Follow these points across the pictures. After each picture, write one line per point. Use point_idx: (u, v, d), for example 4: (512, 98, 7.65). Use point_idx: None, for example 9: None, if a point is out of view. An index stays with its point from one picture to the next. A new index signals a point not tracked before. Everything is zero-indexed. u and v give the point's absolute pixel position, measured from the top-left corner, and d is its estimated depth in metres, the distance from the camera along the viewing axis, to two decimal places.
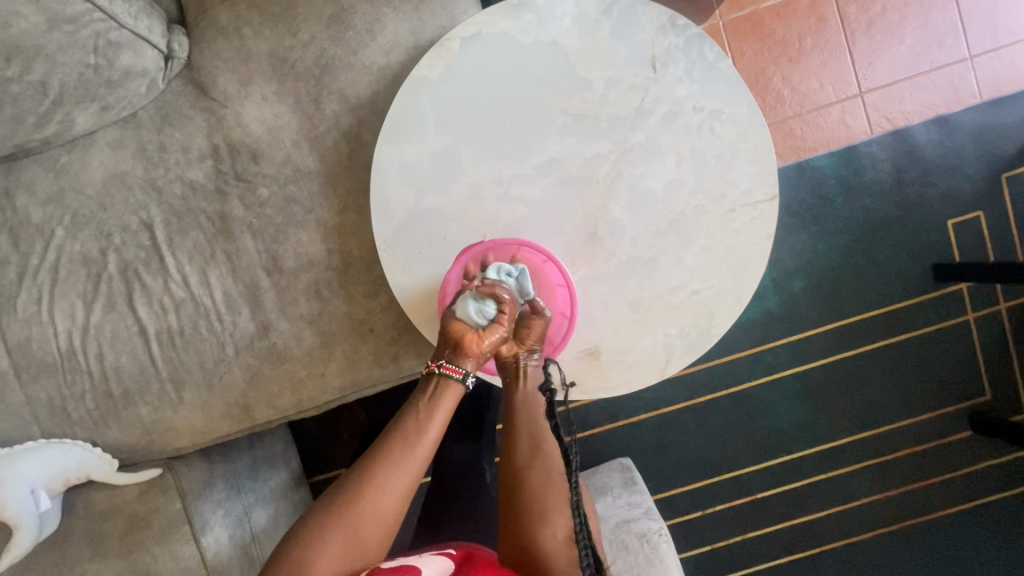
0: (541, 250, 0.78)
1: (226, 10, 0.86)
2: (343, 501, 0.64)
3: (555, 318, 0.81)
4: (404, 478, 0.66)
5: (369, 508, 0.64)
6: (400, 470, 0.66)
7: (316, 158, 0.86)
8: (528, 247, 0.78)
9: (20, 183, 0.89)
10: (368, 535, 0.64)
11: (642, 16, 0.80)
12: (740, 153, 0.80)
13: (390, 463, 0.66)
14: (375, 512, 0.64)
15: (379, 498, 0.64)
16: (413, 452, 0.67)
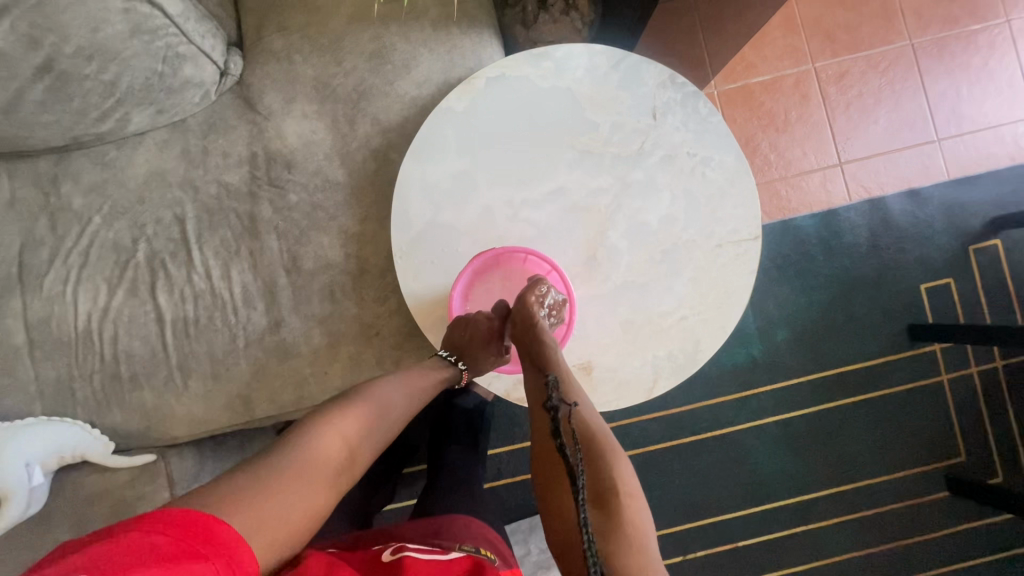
0: (547, 261, 0.86)
1: (280, 38, 0.96)
2: (373, 398, 0.75)
3: (557, 327, 0.86)
4: (425, 391, 0.83)
5: (403, 402, 0.78)
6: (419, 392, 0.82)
7: (344, 172, 0.94)
8: (534, 257, 0.87)
9: (67, 172, 0.96)
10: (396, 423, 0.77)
11: (646, 72, 0.91)
12: (727, 197, 0.90)
13: (420, 379, 0.83)
14: (402, 409, 0.78)
15: (403, 401, 0.79)
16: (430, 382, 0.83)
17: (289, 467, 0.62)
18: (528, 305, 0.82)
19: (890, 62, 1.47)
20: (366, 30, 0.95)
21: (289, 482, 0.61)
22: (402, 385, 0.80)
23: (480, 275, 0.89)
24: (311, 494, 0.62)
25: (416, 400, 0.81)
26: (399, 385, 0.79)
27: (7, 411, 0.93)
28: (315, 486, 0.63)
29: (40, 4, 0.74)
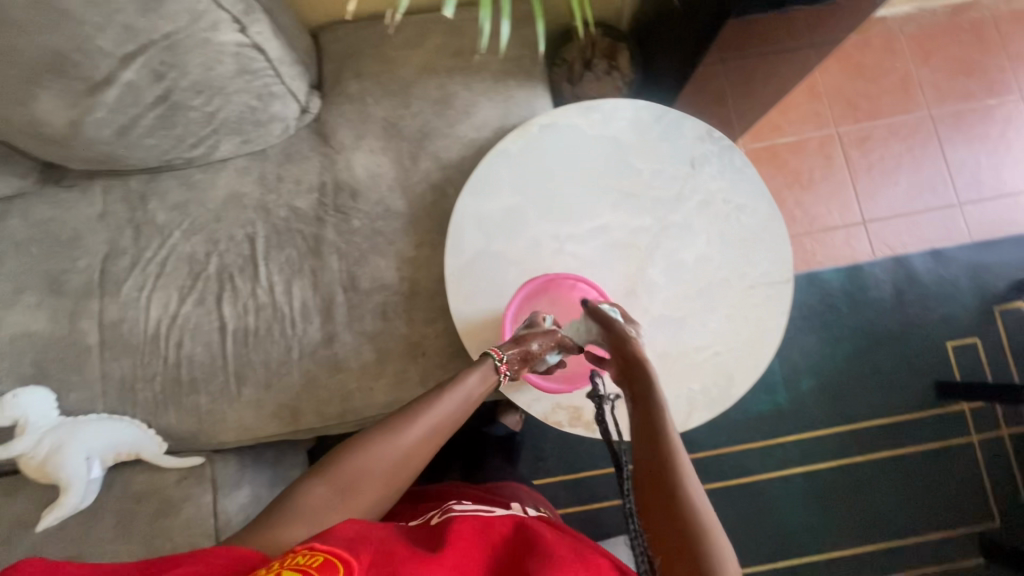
0: (595, 287, 0.92)
1: (356, 82, 1.08)
2: (380, 426, 0.76)
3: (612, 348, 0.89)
4: (456, 407, 0.79)
5: (426, 422, 0.76)
6: (434, 416, 0.77)
7: (404, 202, 1.03)
8: (583, 283, 0.92)
9: (154, 190, 1.06)
10: (422, 446, 0.76)
11: (686, 126, 0.99)
12: (760, 241, 0.96)
13: (447, 396, 0.78)
14: (428, 431, 0.76)
15: (423, 424, 0.76)
16: (443, 404, 0.77)
17: (302, 493, 0.70)
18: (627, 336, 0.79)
19: (910, 130, 1.56)
20: (433, 79, 1.06)
21: (297, 508, 0.69)
22: (406, 419, 0.76)
23: (530, 300, 0.92)
24: (311, 520, 0.69)
25: (444, 419, 0.77)
26: (423, 406, 0.77)
27: (72, 406, 0.99)
28: (321, 510, 0.69)
29: (171, 46, 0.79)
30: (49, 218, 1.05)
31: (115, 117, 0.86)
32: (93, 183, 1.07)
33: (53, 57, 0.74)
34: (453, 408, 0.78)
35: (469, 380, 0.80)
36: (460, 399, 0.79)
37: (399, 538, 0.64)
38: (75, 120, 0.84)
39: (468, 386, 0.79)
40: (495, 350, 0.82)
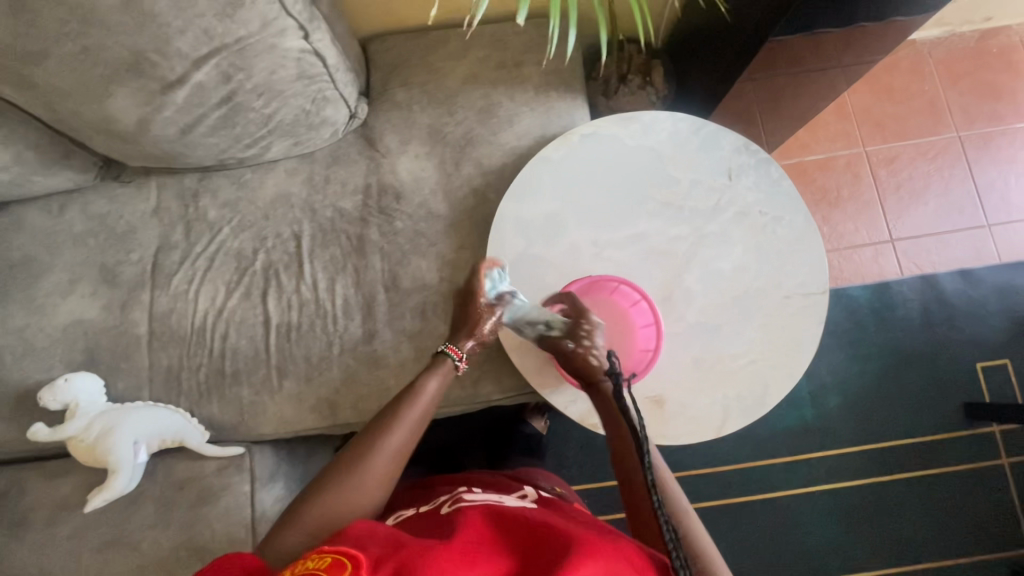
0: (638, 289, 0.91)
1: (402, 90, 1.12)
2: (355, 448, 0.78)
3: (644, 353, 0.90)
4: (422, 409, 0.83)
5: (398, 430, 0.80)
6: (408, 423, 0.81)
7: (446, 206, 1.06)
8: (624, 286, 0.91)
9: (207, 188, 1.10)
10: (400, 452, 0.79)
11: (724, 139, 1.02)
12: (796, 252, 0.97)
13: (411, 402, 0.83)
14: (401, 437, 0.79)
15: (395, 432, 0.79)
16: (412, 410, 0.81)
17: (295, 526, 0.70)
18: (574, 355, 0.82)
19: (938, 151, 1.58)
20: (477, 89, 1.10)
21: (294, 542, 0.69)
22: (379, 435, 0.79)
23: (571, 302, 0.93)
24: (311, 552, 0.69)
25: (414, 422, 0.82)
26: (390, 415, 0.81)
27: (119, 393, 1.02)
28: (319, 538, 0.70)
29: (241, 49, 0.83)
30: (106, 212, 1.10)
31: (181, 116, 0.90)
32: (148, 180, 1.11)
33: (134, 57, 0.78)
34: (423, 412, 0.83)
35: (431, 385, 0.85)
36: (424, 403, 0.84)
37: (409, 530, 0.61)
38: (144, 117, 0.88)
39: (430, 390, 0.84)
40: (453, 350, 0.88)
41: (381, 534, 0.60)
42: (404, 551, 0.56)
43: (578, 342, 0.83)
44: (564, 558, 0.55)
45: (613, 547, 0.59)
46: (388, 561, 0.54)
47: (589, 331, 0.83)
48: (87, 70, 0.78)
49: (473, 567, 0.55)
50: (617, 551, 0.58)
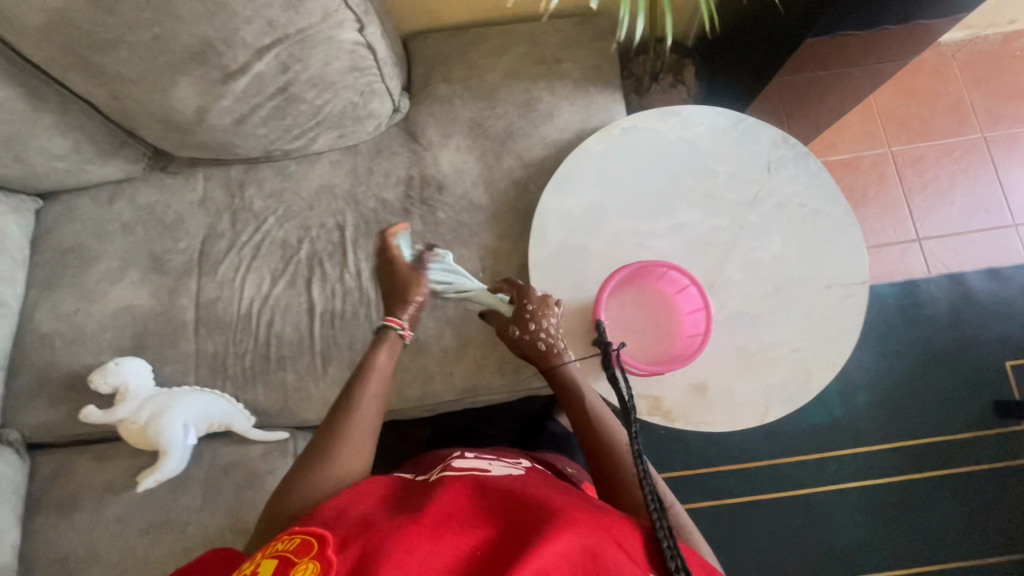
0: (689, 275, 0.92)
1: (444, 86, 1.15)
2: (319, 441, 0.75)
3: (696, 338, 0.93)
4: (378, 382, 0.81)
5: (358, 410, 0.77)
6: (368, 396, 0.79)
7: (488, 197, 1.08)
8: (676, 270, 0.93)
9: (253, 179, 1.13)
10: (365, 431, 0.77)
11: (763, 132, 1.04)
12: (836, 243, 0.98)
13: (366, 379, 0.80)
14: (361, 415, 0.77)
15: (356, 412, 0.77)
16: (369, 386, 0.80)
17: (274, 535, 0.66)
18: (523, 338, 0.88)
19: (963, 152, 1.59)
20: (518, 84, 1.13)
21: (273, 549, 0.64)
22: (342, 420, 0.76)
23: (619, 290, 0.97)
24: None
25: (372, 396, 0.80)
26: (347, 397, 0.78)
27: (166, 378, 1.04)
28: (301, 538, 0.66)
29: (302, 40, 0.86)
30: (154, 201, 1.12)
31: (239, 105, 0.93)
32: (195, 171, 1.14)
33: (201, 45, 0.81)
34: (381, 386, 0.81)
35: (382, 359, 0.83)
36: (379, 376, 0.82)
37: (386, 512, 0.62)
38: (203, 106, 0.91)
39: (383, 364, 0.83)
40: (393, 321, 0.86)
41: (352, 517, 0.61)
42: (372, 533, 0.57)
43: (522, 328, 0.88)
44: (537, 532, 0.55)
45: (591, 517, 0.59)
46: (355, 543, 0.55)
47: (534, 313, 0.88)
48: (156, 58, 0.81)
49: (443, 540, 0.55)
50: (594, 523, 0.57)
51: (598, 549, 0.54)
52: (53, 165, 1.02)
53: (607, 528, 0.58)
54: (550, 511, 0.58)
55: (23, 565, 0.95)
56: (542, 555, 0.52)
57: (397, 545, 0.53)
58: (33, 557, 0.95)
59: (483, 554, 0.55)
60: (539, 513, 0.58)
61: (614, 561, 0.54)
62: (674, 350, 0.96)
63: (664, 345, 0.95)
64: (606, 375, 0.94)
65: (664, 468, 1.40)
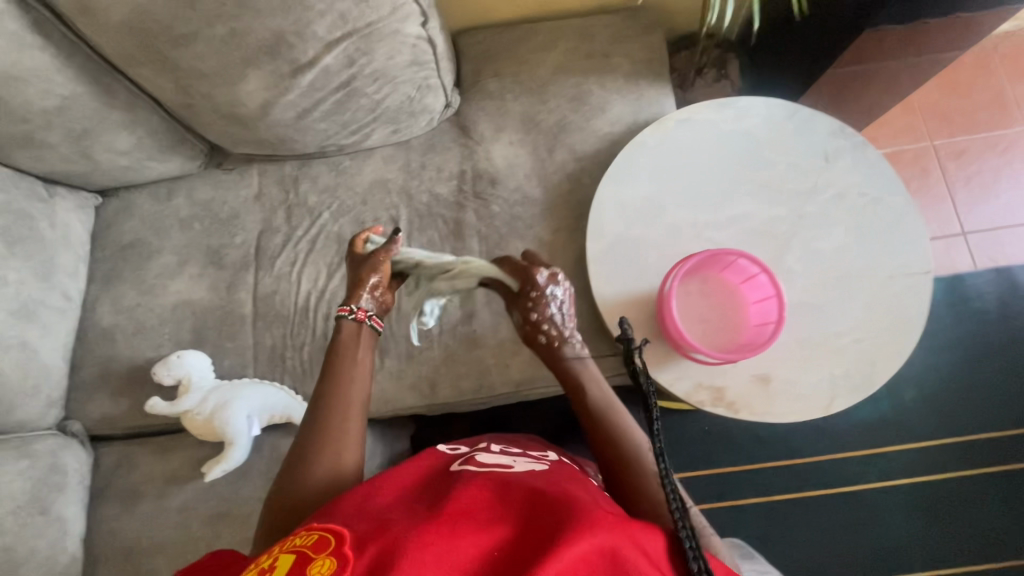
0: (757, 262, 0.91)
1: (495, 81, 1.15)
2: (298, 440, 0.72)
3: (770, 327, 0.90)
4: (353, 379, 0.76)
5: (332, 405, 0.73)
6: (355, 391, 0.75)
7: (541, 190, 1.09)
8: (746, 258, 0.91)
9: (307, 175, 1.14)
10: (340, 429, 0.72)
11: (820, 123, 1.03)
12: (898, 232, 0.98)
13: (340, 375, 0.76)
14: (337, 412, 0.72)
15: (328, 410, 0.72)
16: (343, 383, 0.75)
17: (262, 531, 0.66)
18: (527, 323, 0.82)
19: (1007, 145, 1.57)
20: (568, 78, 1.13)
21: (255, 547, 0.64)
22: (318, 416, 0.72)
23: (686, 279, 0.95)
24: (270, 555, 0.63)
25: (349, 393, 0.74)
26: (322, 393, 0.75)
27: (225, 371, 1.05)
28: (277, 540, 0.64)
29: (368, 35, 0.88)
30: (210, 198, 1.13)
31: (303, 100, 0.94)
32: (249, 167, 1.15)
33: (275, 39, 0.83)
34: (358, 384, 0.76)
35: (361, 356, 0.79)
36: (359, 373, 0.77)
37: (400, 511, 0.57)
38: (268, 101, 0.93)
39: (361, 359, 0.78)
40: (344, 308, 0.81)
41: (368, 512, 0.57)
42: (386, 531, 0.52)
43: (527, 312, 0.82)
44: (558, 532, 0.49)
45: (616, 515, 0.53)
46: (370, 544, 0.50)
47: (537, 300, 0.81)
48: (230, 54, 0.84)
49: (457, 538, 0.50)
50: (619, 521, 0.52)
51: (622, 551, 0.49)
52: (116, 162, 1.04)
53: (633, 527, 0.52)
54: (573, 507, 0.53)
55: (89, 555, 0.96)
56: (564, 556, 0.47)
57: (414, 543, 0.49)
58: (99, 548, 0.96)
59: (505, 553, 0.50)
60: (562, 509, 0.53)
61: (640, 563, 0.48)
62: (745, 339, 0.94)
63: (735, 334, 0.93)
64: (668, 366, 0.93)
65: (709, 464, 1.39)
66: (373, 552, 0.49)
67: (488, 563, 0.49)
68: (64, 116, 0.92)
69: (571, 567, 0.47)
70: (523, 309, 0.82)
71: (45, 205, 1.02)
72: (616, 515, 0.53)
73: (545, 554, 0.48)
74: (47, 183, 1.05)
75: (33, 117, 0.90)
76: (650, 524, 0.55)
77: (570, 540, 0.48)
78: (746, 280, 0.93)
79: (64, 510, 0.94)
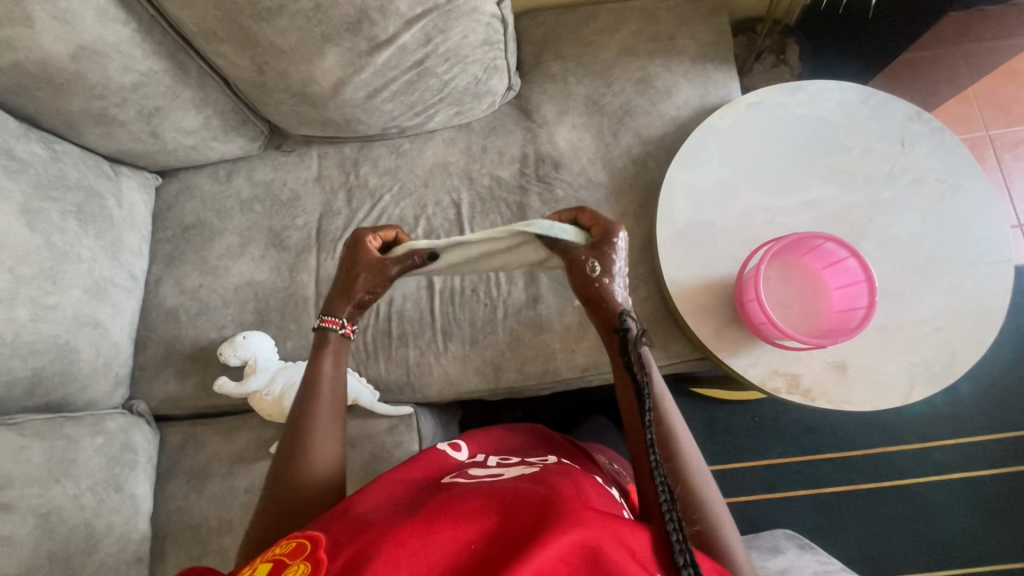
0: (847, 246, 0.88)
1: (557, 64, 1.14)
2: (283, 447, 0.71)
3: (861, 311, 0.88)
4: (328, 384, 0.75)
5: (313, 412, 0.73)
6: (325, 406, 0.73)
7: (606, 175, 1.07)
8: (834, 242, 0.88)
9: (367, 157, 1.13)
10: (321, 434, 0.72)
11: (895, 108, 1.01)
12: (977, 219, 0.96)
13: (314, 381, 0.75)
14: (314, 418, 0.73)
15: (307, 417, 0.72)
16: (321, 389, 0.74)
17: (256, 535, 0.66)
18: (588, 282, 0.71)
19: None
20: (633, 61, 1.12)
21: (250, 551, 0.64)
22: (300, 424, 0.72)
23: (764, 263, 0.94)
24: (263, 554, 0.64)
25: (325, 399, 0.74)
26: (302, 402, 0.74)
27: (288, 353, 1.04)
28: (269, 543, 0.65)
29: (447, 12, 0.89)
30: (271, 179, 1.13)
31: (375, 79, 0.94)
32: (309, 149, 1.14)
33: (358, 14, 0.85)
34: (333, 388, 0.76)
35: (329, 363, 0.77)
36: (331, 377, 0.76)
37: (382, 513, 0.56)
38: (342, 80, 0.93)
39: (330, 368, 0.76)
40: (333, 321, 0.78)
41: (350, 517, 0.56)
42: (365, 534, 0.51)
43: (601, 272, 0.71)
44: (533, 534, 0.48)
45: (597, 513, 0.51)
46: (344, 548, 0.49)
47: (608, 257, 0.71)
48: (312, 28, 0.86)
49: (433, 535, 0.49)
50: (600, 519, 0.50)
51: (602, 549, 0.47)
52: (183, 141, 1.04)
53: (615, 525, 0.50)
54: (554, 505, 0.51)
55: (157, 534, 0.96)
56: (541, 555, 0.45)
57: (387, 545, 0.47)
58: (166, 526, 0.96)
59: (480, 550, 0.48)
60: (542, 507, 0.51)
61: (618, 562, 0.46)
62: (828, 325, 0.93)
63: (815, 320, 0.92)
64: (742, 353, 0.92)
65: (758, 455, 1.39)
66: (346, 556, 0.48)
67: (463, 560, 0.47)
68: (139, 93, 0.93)
69: (547, 566, 0.45)
70: (576, 273, 0.72)
71: (111, 183, 1.02)
72: (597, 512, 0.51)
73: (520, 554, 0.46)
74: (112, 162, 1.05)
75: (108, 94, 0.91)
76: (632, 521, 0.53)
77: (548, 538, 0.46)
78: (829, 262, 0.92)
79: (135, 487, 0.94)
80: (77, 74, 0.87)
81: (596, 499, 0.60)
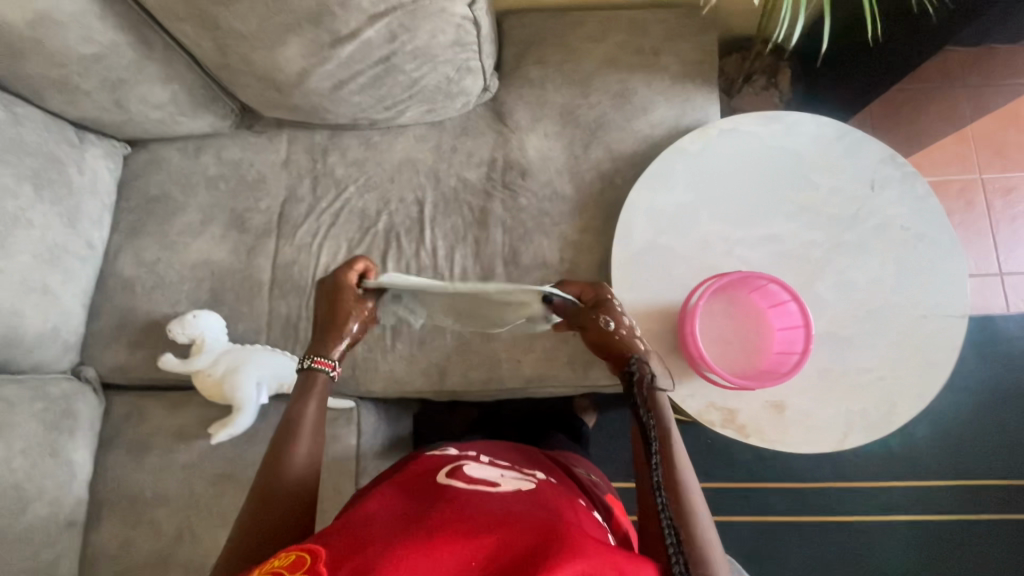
0: (789, 290, 0.89)
1: (537, 69, 1.12)
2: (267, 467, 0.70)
3: (794, 355, 0.90)
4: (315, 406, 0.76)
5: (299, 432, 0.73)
6: (308, 425, 0.74)
7: (572, 188, 1.06)
8: (777, 283, 0.90)
9: (336, 146, 1.12)
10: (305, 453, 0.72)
11: (870, 148, 0.99)
12: (938, 270, 0.94)
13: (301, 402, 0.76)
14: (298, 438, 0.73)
15: (294, 436, 0.73)
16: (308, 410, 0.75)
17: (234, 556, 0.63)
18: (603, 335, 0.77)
19: None
20: (614, 73, 1.09)
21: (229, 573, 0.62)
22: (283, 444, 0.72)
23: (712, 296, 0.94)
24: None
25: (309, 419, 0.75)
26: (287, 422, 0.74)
27: (237, 335, 1.05)
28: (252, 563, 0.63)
29: (413, 10, 0.87)
30: (238, 158, 1.12)
31: (341, 71, 0.93)
32: (280, 132, 1.13)
33: (319, 7, 0.84)
34: (315, 412, 0.76)
35: (312, 402, 0.76)
36: (317, 400, 0.77)
37: (383, 518, 0.56)
38: (306, 69, 0.93)
39: (312, 401, 0.76)
40: (325, 364, 0.78)
41: (347, 525, 0.55)
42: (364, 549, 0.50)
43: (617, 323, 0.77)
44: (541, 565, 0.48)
45: (598, 543, 0.53)
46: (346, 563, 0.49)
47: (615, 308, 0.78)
48: (273, 17, 0.85)
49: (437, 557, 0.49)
50: (599, 548, 0.52)
51: None
52: (149, 114, 1.04)
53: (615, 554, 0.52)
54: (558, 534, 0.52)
55: (93, 500, 0.98)
56: None
57: (390, 563, 0.48)
58: (102, 493, 0.99)
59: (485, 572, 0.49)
60: (546, 533, 0.52)
61: None
62: (765, 364, 0.93)
63: (754, 358, 0.93)
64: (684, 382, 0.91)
65: (706, 477, 1.39)
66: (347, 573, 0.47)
67: None
68: (101, 65, 0.93)
69: None
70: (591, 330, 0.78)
71: (74, 150, 1.02)
72: (597, 542, 0.53)
73: None
74: (78, 128, 1.05)
75: (70, 63, 0.91)
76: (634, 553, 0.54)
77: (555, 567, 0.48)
78: (773, 304, 0.93)
79: (73, 453, 0.96)
80: (36, 41, 0.86)
81: (591, 522, 0.61)
